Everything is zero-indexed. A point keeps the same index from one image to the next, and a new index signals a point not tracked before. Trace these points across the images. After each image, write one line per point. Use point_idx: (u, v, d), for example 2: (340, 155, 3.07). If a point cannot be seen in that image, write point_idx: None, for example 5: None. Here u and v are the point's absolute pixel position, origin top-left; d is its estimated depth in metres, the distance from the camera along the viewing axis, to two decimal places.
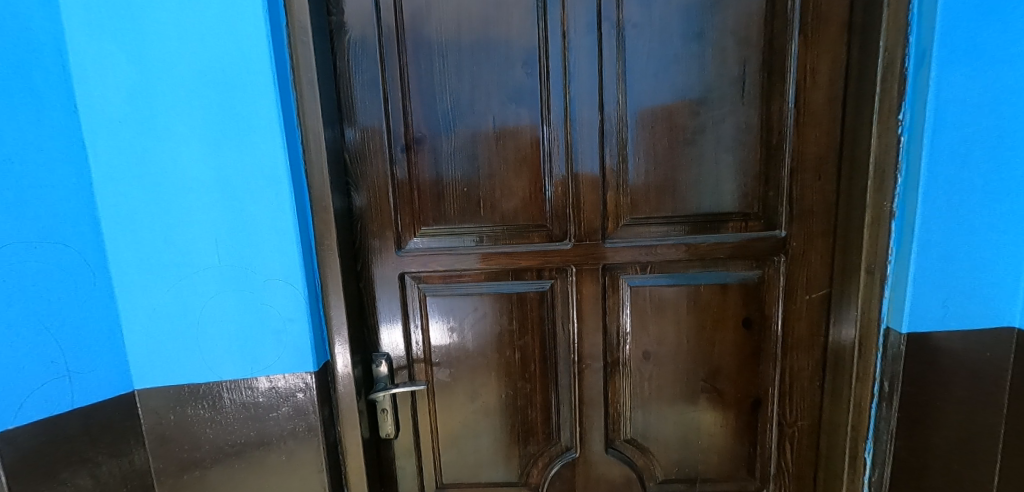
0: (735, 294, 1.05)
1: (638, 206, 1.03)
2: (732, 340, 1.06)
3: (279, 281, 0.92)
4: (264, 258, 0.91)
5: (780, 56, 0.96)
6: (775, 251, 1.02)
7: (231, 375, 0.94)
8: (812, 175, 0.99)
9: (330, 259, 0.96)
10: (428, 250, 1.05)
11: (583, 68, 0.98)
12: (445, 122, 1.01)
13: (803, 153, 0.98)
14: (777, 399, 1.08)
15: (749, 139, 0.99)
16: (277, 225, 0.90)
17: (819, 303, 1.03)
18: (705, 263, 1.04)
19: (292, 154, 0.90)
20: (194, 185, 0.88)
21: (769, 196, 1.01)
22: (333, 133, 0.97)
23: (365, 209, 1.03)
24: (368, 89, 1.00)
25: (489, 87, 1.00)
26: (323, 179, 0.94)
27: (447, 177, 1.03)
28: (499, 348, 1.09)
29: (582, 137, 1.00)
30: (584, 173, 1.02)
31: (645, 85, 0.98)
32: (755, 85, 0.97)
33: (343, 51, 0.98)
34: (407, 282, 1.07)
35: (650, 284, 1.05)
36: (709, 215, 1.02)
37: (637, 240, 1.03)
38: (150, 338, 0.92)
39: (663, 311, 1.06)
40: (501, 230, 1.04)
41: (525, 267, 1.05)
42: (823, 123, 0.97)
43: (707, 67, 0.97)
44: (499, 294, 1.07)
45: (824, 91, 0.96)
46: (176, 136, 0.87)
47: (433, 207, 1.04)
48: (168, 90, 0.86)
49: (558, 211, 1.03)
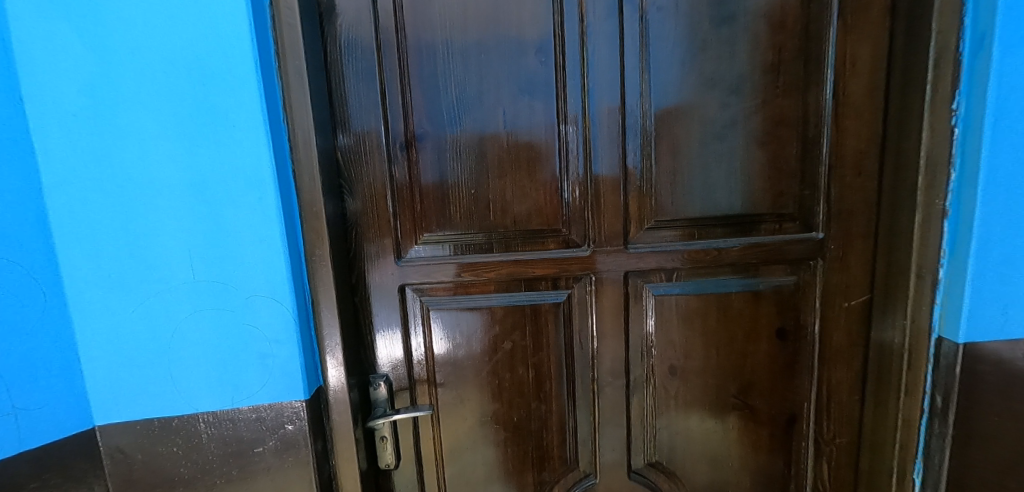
0: (768, 303, 0.96)
1: (663, 207, 0.93)
2: (765, 352, 0.98)
3: (264, 298, 0.80)
4: (247, 272, 0.79)
5: (817, 42, 0.88)
6: (811, 254, 0.94)
7: (209, 406, 0.82)
8: (852, 172, 0.91)
9: (322, 270, 0.85)
10: (432, 259, 0.95)
11: (602, 56, 0.89)
12: (449, 118, 0.91)
13: (840, 146, 0.90)
14: (813, 415, 0.99)
15: (783, 133, 0.91)
16: (262, 234, 0.79)
17: (858, 310, 0.95)
18: (736, 269, 0.95)
19: (278, 152, 0.79)
20: (167, 188, 0.76)
21: (805, 195, 0.92)
22: (324, 129, 0.86)
23: (360, 216, 0.93)
24: (364, 80, 0.89)
25: (498, 78, 0.90)
26: (313, 180, 0.83)
27: (451, 179, 0.93)
28: (509, 365, 0.99)
29: (602, 132, 0.91)
30: (604, 172, 0.92)
31: (670, 75, 0.89)
32: (790, 74, 0.89)
33: (334, 38, 0.88)
34: (408, 295, 0.96)
35: (676, 292, 0.96)
36: (740, 216, 0.93)
37: (661, 245, 0.94)
38: (113, 366, 0.80)
39: (690, 321, 0.97)
40: (514, 235, 0.95)
41: (540, 276, 0.95)
42: (863, 114, 0.89)
43: (739, 54, 0.89)
44: (509, 307, 0.96)
45: (864, 80, 0.88)
46: (145, 132, 0.75)
47: (437, 212, 0.94)
48: (132, 78, 0.74)
49: (576, 213, 0.94)
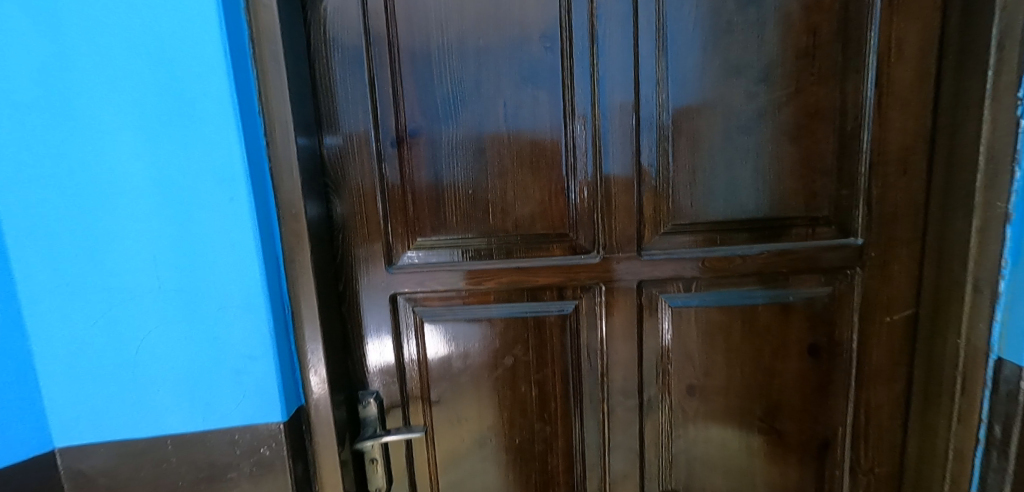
0: (799, 316, 0.86)
1: (682, 209, 0.84)
2: (795, 371, 0.88)
3: (236, 309, 0.72)
4: (218, 281, 0.71)
5: (857, 23, 0.78)
6: (849, 263, 0.83)
7: (178, 428, 0.74)
8: (897, 170, 0.81)
9: (303, 278, 0.77)
10: (426, 266, 0.86)
11: (614, 41, 0.80)
12: (445, 111, 0.83)
13: (884, 141, 0.80)
14: (849, 442, 0.89)
15: (817, 127, 0.81)
16: (234, 239, 0.71)
17: (902, 326, 0.85)
18: (763, 279, 0.85)
19: (251, 148, 0.71)
20: (129, 187, 0.68)
21: (842, 197, 0.82)
22: (305, 123, 0.78)
23: (348, 218, 0.85)
24: (351, 70, 0.81)
25: (499, 66, 0.81)
26: (292, 179, 0.75)
27: (446, 177, 0.84)
28: (512, 383, 0.90)
29: (614, 126, 0.82)
30: (616, 170, 0.83)
31: (690, 62, 0.80)
32: (827, 60, 0.79)
33: (318, 23, 0.80)
34: (400, 304, 0.88)
35: (696, 304, 0.86)
36: (768, 220, 0.84)
37: (679, 252, 0.85)
38: (74, 383, 0.72)
39: (711, 336, 0.87)
40: (516, 240, 0.86)
41: (544, 285, 0.87)
42: (910, 105, 0.79)
43: (768, 38, 0.79)
44: (511, 319, 0.88)
45: (912, 65, 0.78)
46: (103, 124, 0.67)
47: (431, 214, 0.86)
48: (88, 64, 0.66)
49: (585, 216, 0.85)
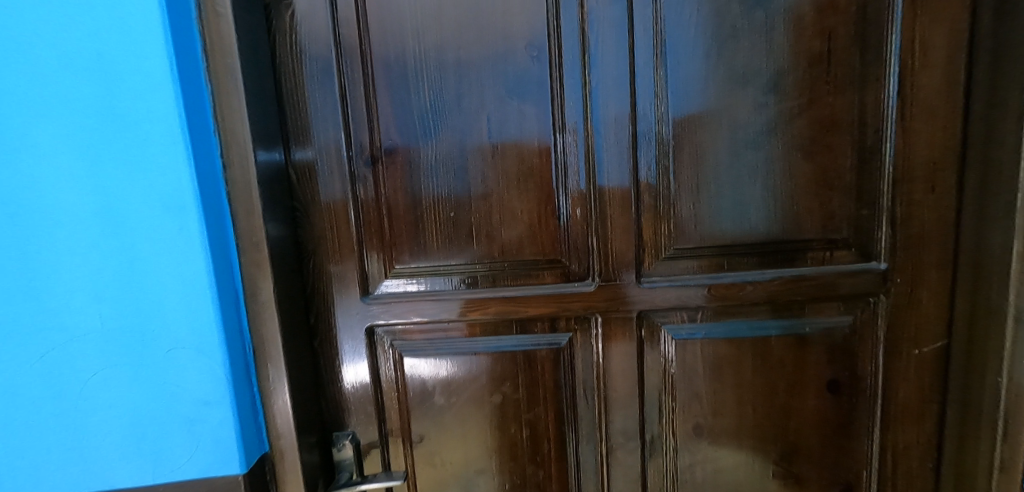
0: (817, 349, 0.78)
1: (685, 232, 0.76)
2: (813, 409, 0.79)
3: (188, 351, 0.65)
4: (167, 320, 0.64)
5: (877, 26, 0.70)
6: (872, 289, 0.75)
7: (125, 482, 0.67)
8: (924, 187, 0.73)
9: (265, 312, 0.70)
10: (404, 296, 0.79)
11: (607, 48, 0.73)
12: (423, 127, 0.75)
13: (909, 155, 0.72)
14: (875, 487, 0.80)
15: (833, 140, 0.73)
16: (184, 273, 0.64)
17: (932, 359, 0.76)
18: (776, 307, 0.77)
19: (204, 172, 0.64)
20: (66, 217, 0.61)
21: (862, 217, 0.74)
22: (267, 142, 0.71)
23: (318, 244, 0.78)
24: (319, 83, 0.74)
25: (481, 77, 0.74)
26: (250, 205, 0.67)
27: (425, 199, 0.77)
28: (500, 422, 0.82)
29: (608, 140, 0.75)
30: (612, 189, 0.76)
31: (691, 71, 0.73)
32: (843, 66, 0.72)
33: (283, 33, 0.73)
34: (377, 337, 0.81)
35: (702, 335, 0.78)
36: (780, 243, 0.76)
37: (682, 278, 0.77)
38: (7, 435, 0.65)
39: (720, 370, 0.79)
40: (503, 267, 0.79)
41: (534, 316, 0.79)
42: (937, 114, 0.71)
43: (778, 43, 0.71)
44: (498, 353, 0.80)
45: (939, 71, 0.70)
46: (37, 148, 0.60)
47: (410, 239, 0.78)
48: (21, 81, 0.59)
49: (578, 240, 0.77)
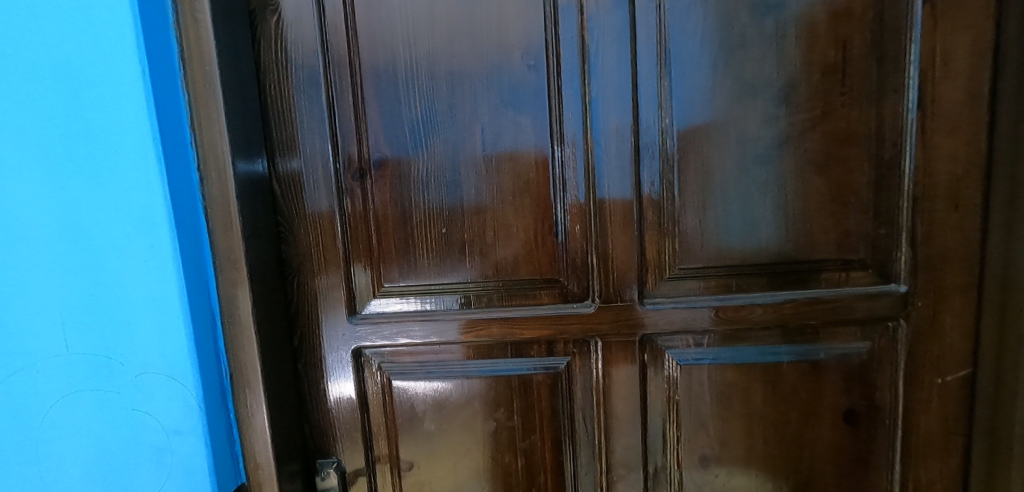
0: (832, 377, 0.73)
1: (690, 250, 0.72)
2: (828, 441, 0.74)
3: (158, 376, 0.62)
4: (136, 344, 0.61)
5: (895, 34, 0.66)
6: (891, 313, 0.70)
7: None
8: (947, 205, 0.68)
9: (243, 335, 0.66)
10: (393, 316, 0.75)
11: (608, 57, 0.69)
12: (414, 139, 0.72)
13: (930, 170, 0.68)
14: None
15: (848, 154, 0.69)
16: (154, 293, 0.61)
17: (957, 390, 0.71)
18: (788, 332, 0.72)
19: (178, 186, 0.62)
20: (25, 233, 0.57)
21: (880, 236, 0.70)
22: (249, 154, 0.67)
23: (302, 261, 0.74)
24: (305, 92, 0.71)
25: (475, 86, 0.70)
26: (228, 220, 0.64)
27: (416, 214, 0.73)
28: (494, 451, 0.78)
29: (609, 153, 0.71)
30: (612, 205, 0.71)
31: (698, 81, 0.69)
32: (859, 76, 0.67)
33: (268, 40, 0.70)
34: (365, 359, 0.76)
35: (708, 361, 0.73)
36: (793, 263, 0.71)
37: (688, 300, 0.72)
38: None
39: (728, 398, 0.74)
40: (497, 287, 0.74)
41: (530, 339, 0.74)
42: (959, 128, 0.67)
43: (789, 52, 0.67)
44: (492, 377, 0.76)
45: (963, 82, 0.66)
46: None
47: (399, 256, 0.74)
48: None
49: (577, 258, 0.73)
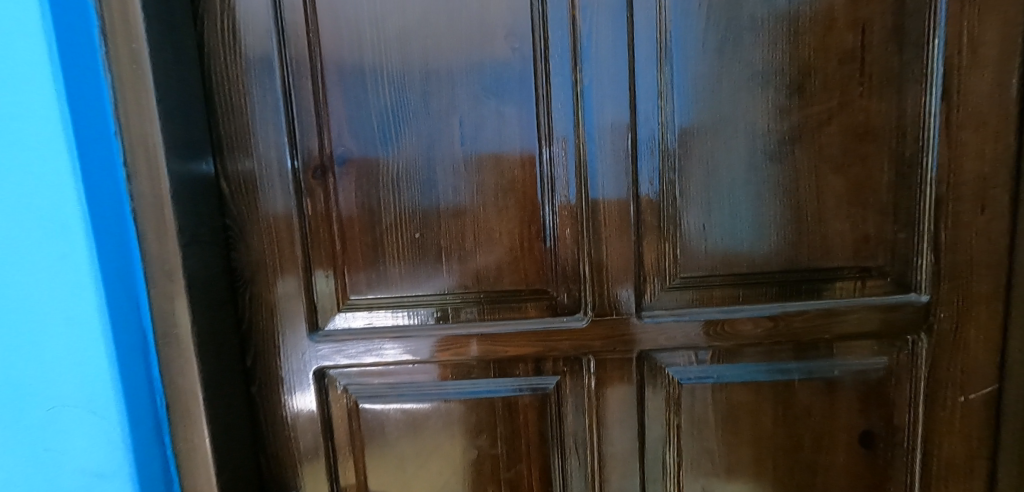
0: (847, 396, 0.66)
1: (693, 258, 0.65)
2: (843, 466, 0.68)
3: (76, 410, 0.52)
4: (48, 373, 0.51)
5: (919, 18, 0.60)
6: (912, 326, 0.64)
7: None
8: (973, 207, 0.62)
9: (180, 358, 0.56)
10: (360, 332, 0.66)
11: (602, 40, 0.61)
12: (383, 131, 0.63)
13: (956, 169, 0.62)
14: None
15: (866, 151, 0.62)
16: (68, 313, 0.51)
17: (982, 408, 0.65)
18: (800, 347, 0.65)
19: (100, 186, 0.52)
20: None
21: (900, 241, 0.64)
22: (190, 148, 0.58)
23: (255, 272, 0.65)
24: (257, 77, 0.62)
25: (454, 72, 0.62)
26: (162, 225, 0.54)
27: (386, 217, 0.65)
28: (476, 481, 0.69)
29: (604, 149, 0.63)
30: (608, 207, 0.64)
31: (702, 68, 0.62)
32: (879, 66, 0.61)
33: (212, 17, 0.60)
34: (328, 380, 0.67)
35: (713, 379, 0.66)
36: (805, 270, 0.64)
37: (690, 313, 0.65)
38: None
39: (734, 419, 0.67)
40: (478, 299, 0.66)
41: (516, 357, 0.66)
42: (986, 123, 0.61)
43: (802, 37, 0.61)
44: (473, 400, 0.68)
45: (990, 71, 0.60)
46: None
47: (367, 265, 0.66)
48: None
49: (567, 267, 0.65)
